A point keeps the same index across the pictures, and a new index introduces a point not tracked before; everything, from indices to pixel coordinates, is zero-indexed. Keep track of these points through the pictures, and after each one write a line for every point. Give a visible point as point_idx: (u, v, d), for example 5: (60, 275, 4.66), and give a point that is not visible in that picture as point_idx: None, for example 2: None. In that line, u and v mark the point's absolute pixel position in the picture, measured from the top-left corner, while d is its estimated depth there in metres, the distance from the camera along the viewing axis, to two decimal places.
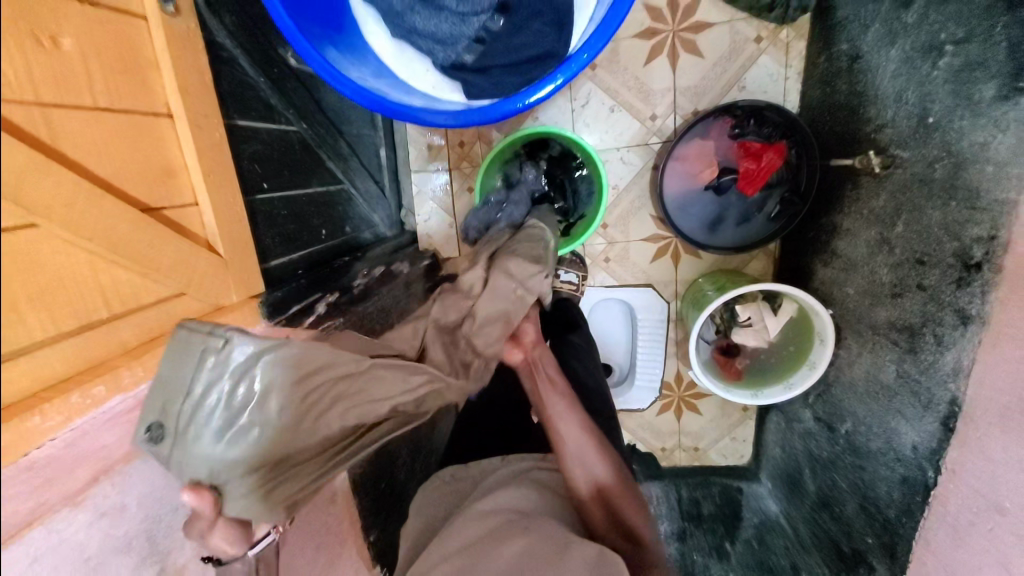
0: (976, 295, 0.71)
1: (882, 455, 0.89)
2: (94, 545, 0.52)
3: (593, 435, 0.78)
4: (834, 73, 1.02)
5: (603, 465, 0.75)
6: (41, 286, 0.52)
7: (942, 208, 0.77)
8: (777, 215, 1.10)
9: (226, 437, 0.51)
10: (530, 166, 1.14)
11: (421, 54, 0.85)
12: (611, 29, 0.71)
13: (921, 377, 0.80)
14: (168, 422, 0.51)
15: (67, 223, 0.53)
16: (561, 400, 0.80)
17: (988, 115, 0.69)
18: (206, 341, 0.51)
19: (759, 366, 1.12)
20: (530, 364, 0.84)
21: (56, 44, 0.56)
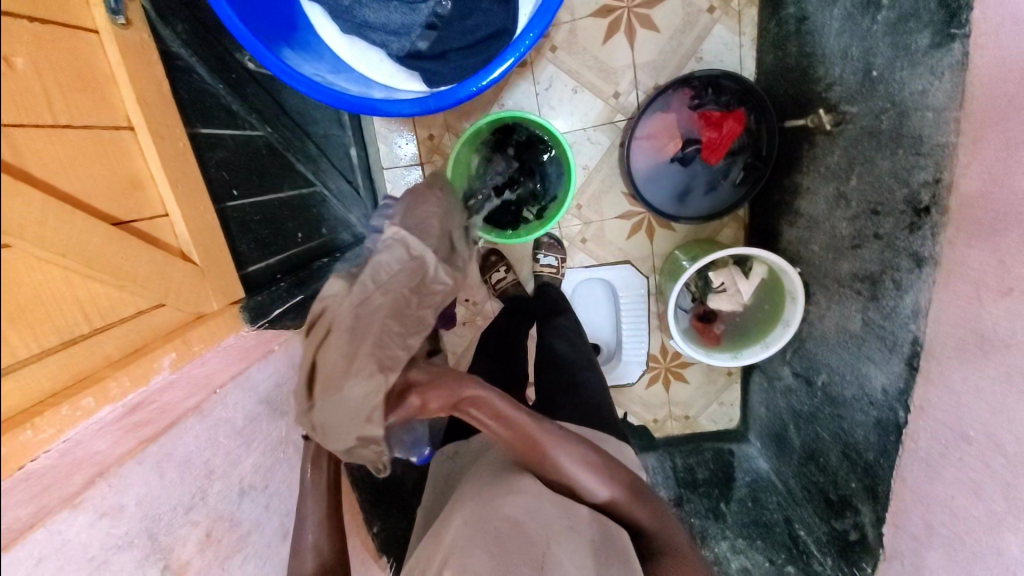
0: (928, 238, 0.74)
1: (857, 402, 0.92)
2: (96, 544, 0.52)
3: (583, 452, 0.70)
4: (784, 37, 1.05)
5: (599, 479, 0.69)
6: (19, 301, 0.53)
7: (891, 157, 0.80)
8: (741, 180, 1.13)
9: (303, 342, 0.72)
10: (500, 157, 1.17)
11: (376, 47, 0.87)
12: (551, 10, 0.73)
13: (885, 322, 0.84)
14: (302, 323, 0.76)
15: (39, 240, 0.54)
16: (538, 426, 0.69)
17: (924, 63, 0.72)
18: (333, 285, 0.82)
19: (737, 328, 1.15)
20: (454, 403, 0.70)
21: (10, 64, 0.57)
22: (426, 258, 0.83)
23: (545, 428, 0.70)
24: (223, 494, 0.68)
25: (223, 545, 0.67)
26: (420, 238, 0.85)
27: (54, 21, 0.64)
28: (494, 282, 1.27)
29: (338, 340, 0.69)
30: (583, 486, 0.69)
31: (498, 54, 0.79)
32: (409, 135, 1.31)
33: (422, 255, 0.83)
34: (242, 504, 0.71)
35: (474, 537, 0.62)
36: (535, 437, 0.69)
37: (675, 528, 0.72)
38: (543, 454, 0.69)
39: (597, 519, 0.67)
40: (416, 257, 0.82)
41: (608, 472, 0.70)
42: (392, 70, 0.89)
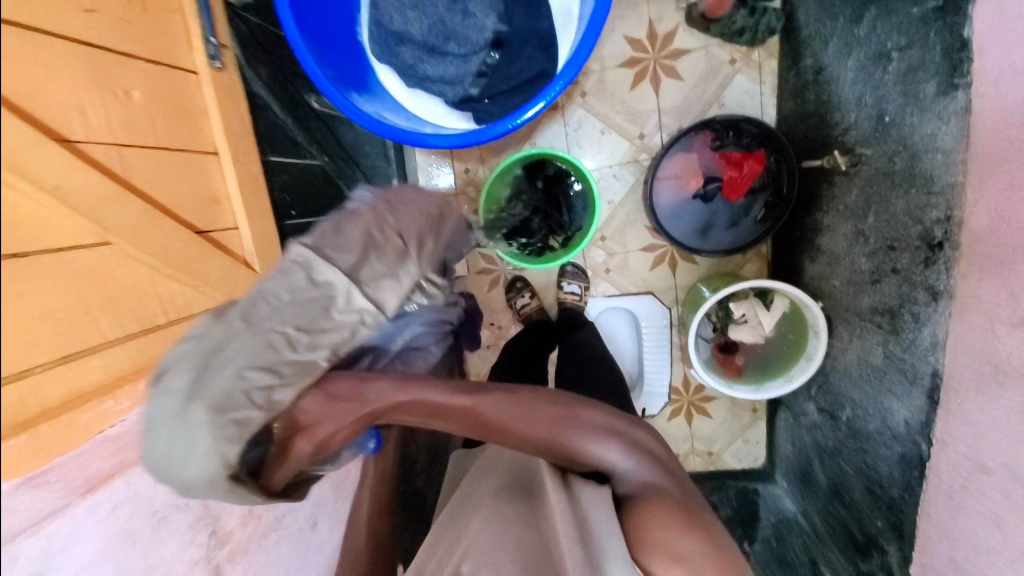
0: (942, 271, 0.77)
1: (881, 436, 0.92)
2: (161, 499, 0.58)
3: (551, 413, 0.71)
4: (803, 86, 1.11)
5: (587, 440, 0.70)
6: (114, 288, 0.63)
7: (905, 196, 0.84)
8: (763, 217, 1.18)
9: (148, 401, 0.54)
10: (517, 199, 1.25)
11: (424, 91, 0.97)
12: (575, 65, 0.82)
13: (904, 355, 0.85)
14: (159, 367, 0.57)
15: (131, 240, 0.64)
16: (489, 407, 0.69)
17: (933, 110, 0.76)
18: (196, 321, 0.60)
19: (759, 361, 1.16)
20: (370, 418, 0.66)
21: (127, 95, 0.69)
22: (335, 293, 0.65)
23: (496, 404, 0.70)
24: None
25: (264, 521, 0.72)
26: (332, 257, 0.66)
27: (164, 62, 0.76)
28: (519, 307, 1.32)
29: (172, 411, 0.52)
30: (573, 449, 0.70)
31: (536, 95, 0.88)
32: (446, 167, 1.39)
33: (329, 280, 0.64)
34: None
35: (496, 537, 0.63)
36: (492, 416, 0.69)
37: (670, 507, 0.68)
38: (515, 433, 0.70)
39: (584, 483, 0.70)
40: (319, 288, 0.64)
41: (578, 422, 0.71)
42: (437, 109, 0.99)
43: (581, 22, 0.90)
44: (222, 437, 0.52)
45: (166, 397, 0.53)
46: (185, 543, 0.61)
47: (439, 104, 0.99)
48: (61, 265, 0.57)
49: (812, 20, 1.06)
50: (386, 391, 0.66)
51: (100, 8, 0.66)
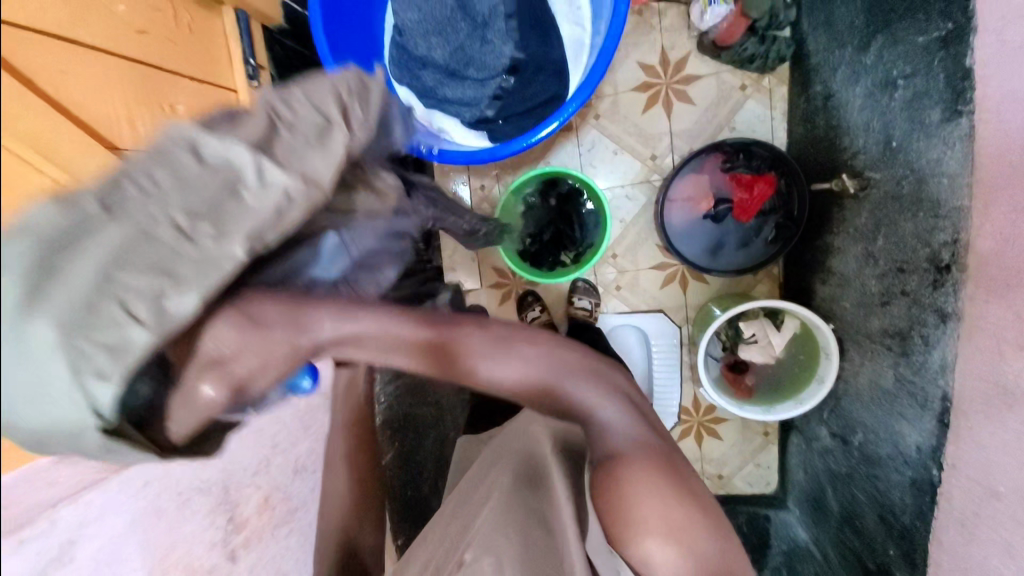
0: (950, 293, 0.77)
1: (893, 461, 0.90)
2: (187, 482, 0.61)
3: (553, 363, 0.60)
4: (813, 111, 1.13)
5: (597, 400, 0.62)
6: None
7: (912, 219, 0.85)
8: (773, 238, 1.20)
9: None
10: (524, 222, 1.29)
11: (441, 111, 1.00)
12: (587, 89, 0.86)
13: (915, 378, 0.85)
14: None
15: None
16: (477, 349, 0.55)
17: (938, 135, 0.78)
18: None
19: (770, 381, 1.15)
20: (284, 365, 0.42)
21: (173, 109, 0.76)
22: (237, 171, 0.39)
23: (482, 341, 0.56)
24: (282, 468, 0.77)
25: (276, 513, 0.75)
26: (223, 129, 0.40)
27: (209, 81, 0.83)
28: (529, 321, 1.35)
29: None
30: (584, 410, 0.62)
31: (550, 116, 0.93)
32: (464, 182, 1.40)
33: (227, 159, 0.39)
34: (297, 483, 0.80)
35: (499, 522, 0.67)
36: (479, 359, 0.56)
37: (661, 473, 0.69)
38: (524, 386, 0.58)
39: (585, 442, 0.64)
40: (216, 173, 0.38)
41: (585, 373, 0.62)
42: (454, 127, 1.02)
43: (592, 50, 0.95)
44: (90, 367, 0.32)
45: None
46: (206, 525, 0.64)
47: (457, 123, 1.02)
48: None
49: (821, 48, 1.09)
50: (336, 324, 0.47)
51: (152, 31, 0.73)
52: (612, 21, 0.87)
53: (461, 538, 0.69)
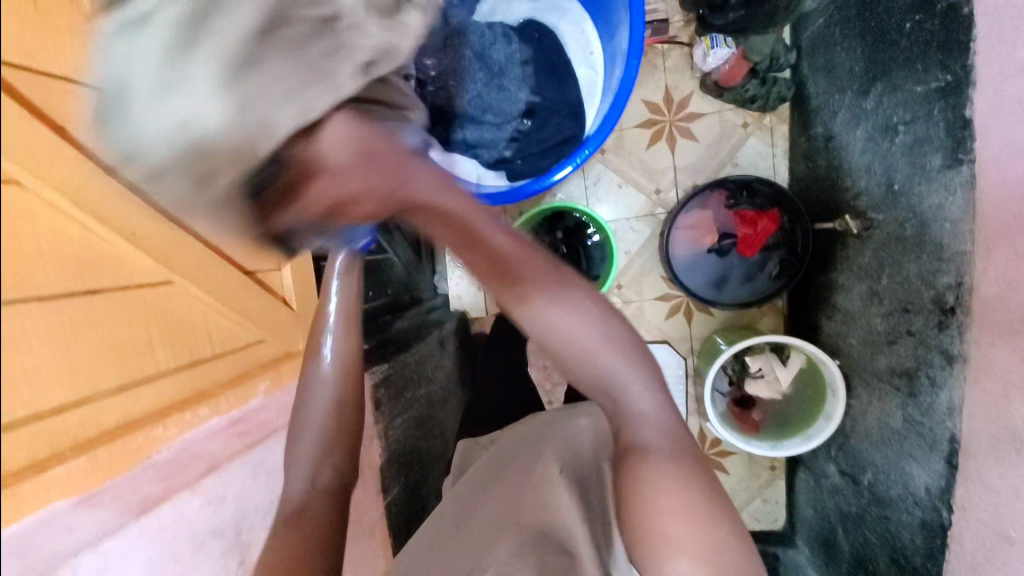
0: (955, 335, 0.78)
1: (903, 501, 0.90)
2: (201, 522, 0.67)
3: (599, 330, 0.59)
4: (815, 150, 1.16)
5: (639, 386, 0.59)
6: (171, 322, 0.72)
7: (916, 260, 0.86)
8: (778, 273, 1.21)
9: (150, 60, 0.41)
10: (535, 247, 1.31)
11: (456, 153, 0.99)
12: (604, 131, 0.89)
13: (923, 419, 0.85)
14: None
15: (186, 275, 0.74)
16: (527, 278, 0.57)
17: (939, 181, 0.80)
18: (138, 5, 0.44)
19: (777, 417, 1.15)
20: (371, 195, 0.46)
21: None
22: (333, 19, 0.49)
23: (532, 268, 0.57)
24: None
25: None
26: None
27: None
28: None
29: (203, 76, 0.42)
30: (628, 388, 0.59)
31: (566, 156, 0.96)
32: None
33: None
34: None
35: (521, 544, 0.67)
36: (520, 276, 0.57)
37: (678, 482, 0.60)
38: (552, 336, 0.58)
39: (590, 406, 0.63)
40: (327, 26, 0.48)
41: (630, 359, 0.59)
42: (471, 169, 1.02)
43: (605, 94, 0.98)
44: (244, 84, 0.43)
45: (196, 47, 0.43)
46: (218, 567, 0.68)
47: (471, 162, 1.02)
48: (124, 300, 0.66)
49: (822, 91, 1.13)
50: (429, 195, 0.50)
51: None
52: (625, 66, 0.89)
53: (462, 557, 0.69)
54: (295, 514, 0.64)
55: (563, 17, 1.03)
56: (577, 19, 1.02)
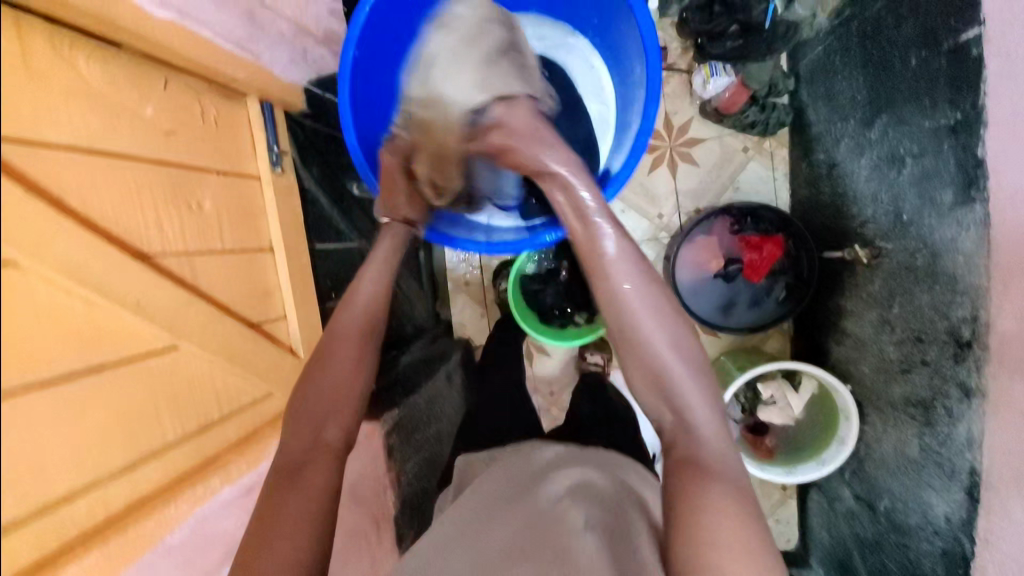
0: (973, 368, 0.79)
1: (921, 531, 0.90)
2: None
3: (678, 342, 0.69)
4: (817, 176, 1.17)
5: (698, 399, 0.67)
6: (181, 387, 0.69)
7: (928, 291, 0.87)
8: (785, 297, 1.22)
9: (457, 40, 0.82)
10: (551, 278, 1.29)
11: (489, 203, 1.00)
12: (625, 173, 0.87)
13: (941, 449, 0.86)
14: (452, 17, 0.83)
15: (194, 338, 0.71)
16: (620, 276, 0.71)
17: (951, 216, 0.81)
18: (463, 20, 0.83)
19: (790, 443, 1.15)
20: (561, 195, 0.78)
21: (199, 206, 0.75)
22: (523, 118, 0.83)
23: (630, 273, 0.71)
24: None
25: None
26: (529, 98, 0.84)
27: (233, 171, 0.83)
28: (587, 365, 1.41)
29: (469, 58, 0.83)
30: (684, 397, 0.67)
31: None
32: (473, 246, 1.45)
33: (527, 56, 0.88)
34: None
35: None
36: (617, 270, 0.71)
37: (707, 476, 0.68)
38: (625, 309, 0.69)
39: (635, 387, 0.70)
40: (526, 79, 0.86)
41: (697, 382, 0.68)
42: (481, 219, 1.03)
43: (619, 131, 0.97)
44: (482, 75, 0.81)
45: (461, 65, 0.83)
46: None
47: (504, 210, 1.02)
48: (132, 373, 0.62)
49: (823, 119, 1.14)
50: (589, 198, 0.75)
51: (181, 130, 0.74)
52: (642, 109, 0.85)
53: None
54: (296, 470, 0.63)
55: (570, 53, 1.01)
56: (585, 54, 1.01)
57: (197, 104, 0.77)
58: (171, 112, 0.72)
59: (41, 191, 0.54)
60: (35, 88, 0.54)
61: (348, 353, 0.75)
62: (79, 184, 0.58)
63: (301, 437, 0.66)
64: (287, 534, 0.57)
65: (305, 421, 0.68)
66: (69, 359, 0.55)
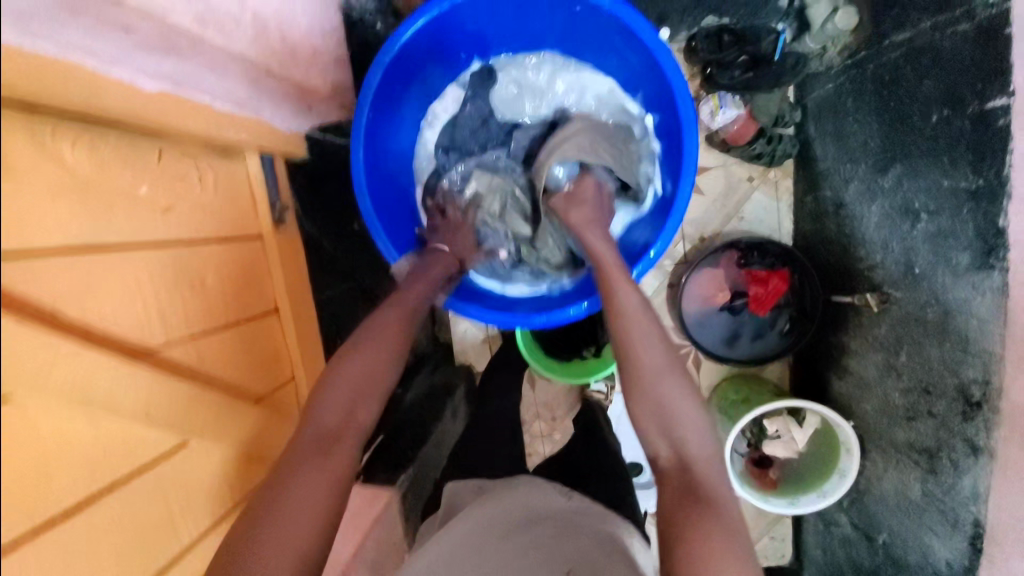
0: (981, 428, 0.81)
1: (922, 570, 0.95)
2: None
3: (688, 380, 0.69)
4: (822, 214, 1.18)
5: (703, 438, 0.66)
6: (189, 487, 0.65)
7: (939, 347, 0.88)
8: (788, 330, 1.23)
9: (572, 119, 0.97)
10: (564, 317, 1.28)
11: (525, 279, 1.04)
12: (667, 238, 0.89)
13: (944, 497, 0.89)
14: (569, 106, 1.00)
15: (202, 431, 0.66)
16: (634, 310, 0.74)
17: (966, 278, 0.82)
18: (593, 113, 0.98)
19: (794, 476, 1.18)
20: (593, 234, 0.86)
21: (201, 282, 0.70)
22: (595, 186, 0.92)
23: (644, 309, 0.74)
24: None
25: None
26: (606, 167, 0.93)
27: (235, 235, 0.77)
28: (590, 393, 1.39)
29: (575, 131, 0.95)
30: (685, 432, 0.66)
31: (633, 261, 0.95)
32: None
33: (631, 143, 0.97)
34: None
35: None
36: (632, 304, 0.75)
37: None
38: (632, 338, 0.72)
39: (634, 417, 0.69)
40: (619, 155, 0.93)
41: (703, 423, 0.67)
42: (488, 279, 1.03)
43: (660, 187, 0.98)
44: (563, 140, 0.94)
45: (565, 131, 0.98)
46: None
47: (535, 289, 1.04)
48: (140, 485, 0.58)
49: (830, 157, 1.14)
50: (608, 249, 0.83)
51: (178, 202, 0.68)
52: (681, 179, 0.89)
53: None
54: (327, 446, 0.62)
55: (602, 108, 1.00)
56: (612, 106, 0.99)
57: (194, 170, 0.71)
58: (167, 186, 0.66)
59: (35, 313, 0.48)
60: (27, 199, 0.47)
61: (381, 345, 0.72)
62: (78, 290, 0.53)
63: (335, 415, 0.65)
64: (298, 526, 0.54)
65: (342, 398, 0.66)
66: (74, 483, 0.51)
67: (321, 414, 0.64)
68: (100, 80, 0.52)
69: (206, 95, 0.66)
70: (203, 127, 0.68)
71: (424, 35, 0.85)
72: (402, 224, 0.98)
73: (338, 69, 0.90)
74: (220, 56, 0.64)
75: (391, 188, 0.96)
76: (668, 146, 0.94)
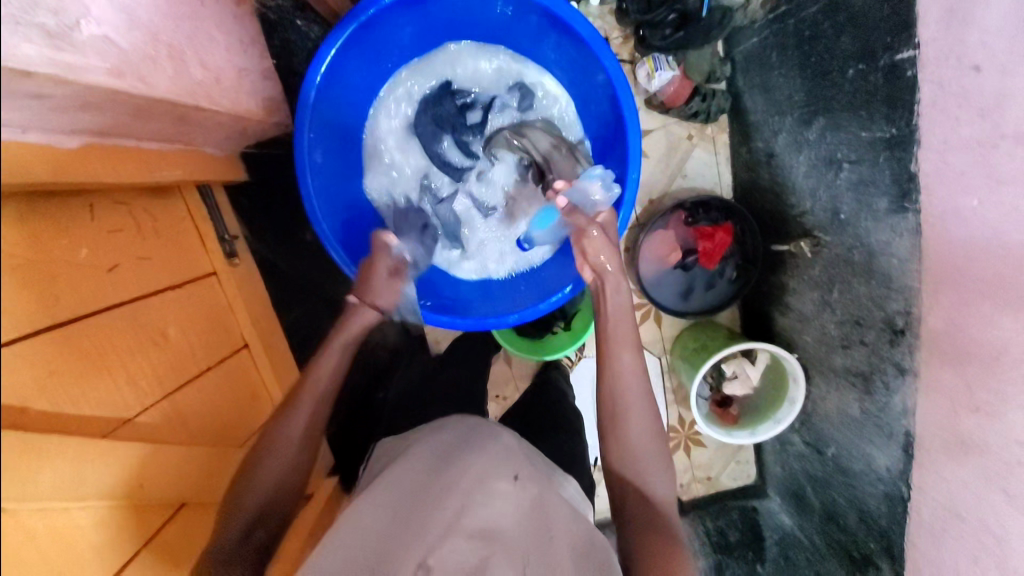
0: (906, 352, 0.92)
1: (866, 475, 1.09)
2: None
3: (651, 422, 0.79)
4: (756, 164, 1.23)
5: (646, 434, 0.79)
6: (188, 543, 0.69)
7: (865, 284, 0.98)
8: (735, 277, 1.30)
9: (527, 101, 1.05)
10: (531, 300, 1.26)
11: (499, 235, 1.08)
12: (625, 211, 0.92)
13: (880, 413, 1.01)
14: (528, 90, 1.05)
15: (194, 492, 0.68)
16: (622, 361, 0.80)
17: (886, 220, 0.91)
18: (548, 97, 1.06)
19: (751, 411, 1.30)
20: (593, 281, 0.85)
21: (166, 335, 0.68)
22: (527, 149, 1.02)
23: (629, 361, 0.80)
24: None
25: None
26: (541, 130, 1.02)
27: (189, 279, 0.76)
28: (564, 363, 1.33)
29: (521, 110, 1.06)
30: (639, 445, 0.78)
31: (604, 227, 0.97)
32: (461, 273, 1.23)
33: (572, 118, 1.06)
34: None
35: None
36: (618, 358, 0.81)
37: (663, 514, 0.75)
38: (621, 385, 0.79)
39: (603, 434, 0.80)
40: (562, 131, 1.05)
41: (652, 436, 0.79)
42: (596, 172, 0.89)
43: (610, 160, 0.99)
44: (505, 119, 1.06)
45: (522, 111, 1.06)
46: None
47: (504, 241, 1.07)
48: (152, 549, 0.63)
49: (760, 109, 1.19)
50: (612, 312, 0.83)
51: (123, 260, 0.62)
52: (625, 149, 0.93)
53: None
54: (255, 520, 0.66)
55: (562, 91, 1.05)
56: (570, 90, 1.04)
57: (131, 218, 0.66)
58: (104, 245, 0.59)
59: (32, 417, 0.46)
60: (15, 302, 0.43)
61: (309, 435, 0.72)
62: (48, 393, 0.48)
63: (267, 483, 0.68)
64: None
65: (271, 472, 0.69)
66: (92, 557, 0.56)
67: (251, 496, 0.67)
68: (59, 131, 0.51)
69: (114, 136, 0.59)
70: (135, 172, 0.63)
71: (355, 45, 0.90)
72: (351, 230, 0.98)
73: (265, 82, 0.86)
74: (142, 103, 0.58)
75: (335, 187, 0.97)
76: (602, 120, 0.99)
